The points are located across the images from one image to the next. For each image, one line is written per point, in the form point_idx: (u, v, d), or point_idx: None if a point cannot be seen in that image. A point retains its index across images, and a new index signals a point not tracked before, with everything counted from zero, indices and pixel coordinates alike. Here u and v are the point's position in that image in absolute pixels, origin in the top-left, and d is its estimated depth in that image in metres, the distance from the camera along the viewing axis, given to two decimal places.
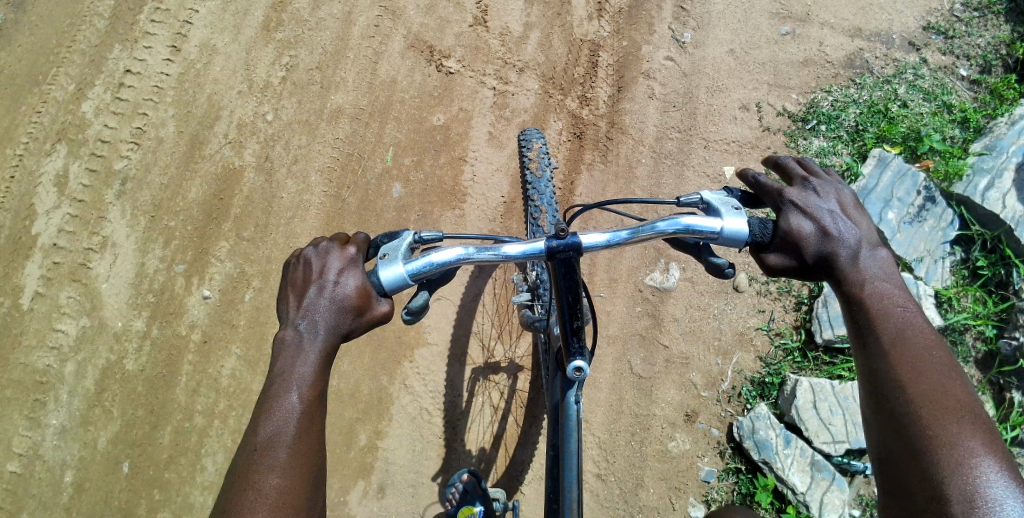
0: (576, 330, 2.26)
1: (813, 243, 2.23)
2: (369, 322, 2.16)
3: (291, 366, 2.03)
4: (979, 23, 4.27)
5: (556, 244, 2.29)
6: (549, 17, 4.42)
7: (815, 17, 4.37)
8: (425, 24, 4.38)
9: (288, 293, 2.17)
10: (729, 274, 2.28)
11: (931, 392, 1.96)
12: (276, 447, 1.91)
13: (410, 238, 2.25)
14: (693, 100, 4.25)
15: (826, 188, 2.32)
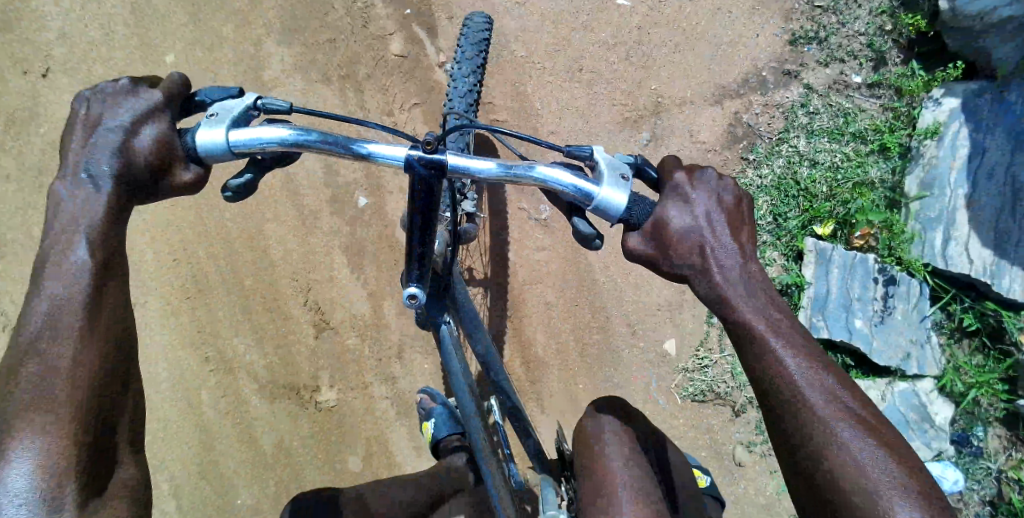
0: (421, 255, 1.86)
1: (690, 249, 1.72)
2: (170, 191, 1.77)
3: (74, 229, 1.67)
4: (848, 3, 3.45)
5: (420, 157, 1.73)
6: (387, 276, 3.70)
7: (667, 99, 3.52)
8: (269, 364, 3.66)
9: (68, 130, 1.72)
10: (597, 245, 1.71)
11: (875, 465, 1.62)
12: (63, 308, 1.62)
13: (250, 99, 1.80)
14: (593, 285, 3.49)
15: (721, 181, 1.77)
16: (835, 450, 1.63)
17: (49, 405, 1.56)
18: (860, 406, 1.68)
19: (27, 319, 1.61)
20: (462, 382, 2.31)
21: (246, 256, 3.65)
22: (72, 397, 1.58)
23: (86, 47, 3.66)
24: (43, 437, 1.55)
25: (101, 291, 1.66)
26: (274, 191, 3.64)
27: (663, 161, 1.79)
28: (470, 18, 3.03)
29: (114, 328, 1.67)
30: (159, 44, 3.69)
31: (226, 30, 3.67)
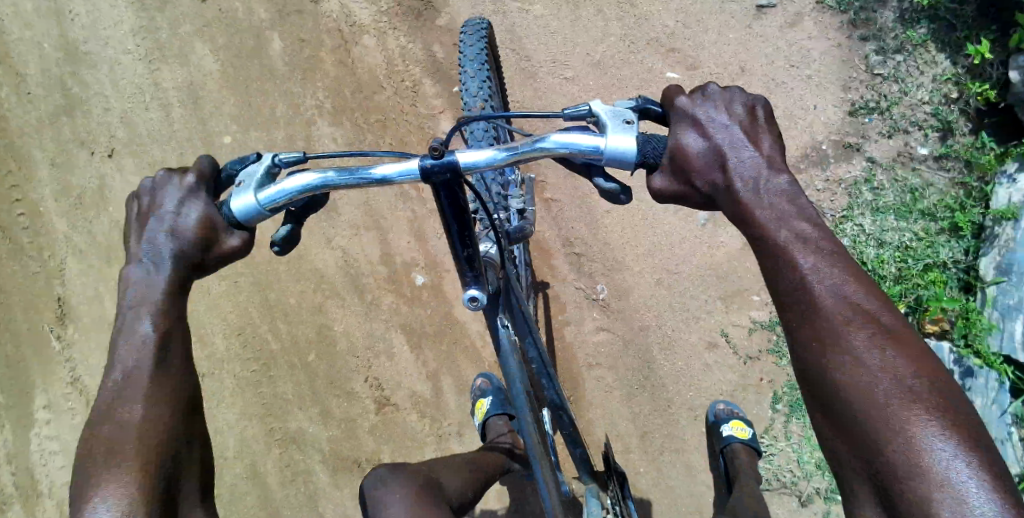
0: (470, 259, 1.87)
1: (708, 170, 1.65)
2: (218, 258, 1.80)
3: (141, 312, 1.75)
4: (910, 70, 3.31)
5: (432, 164, 1.67)
6: (446, 354, 3.74)
7: None
8: (332, 437, 3.76)
9: (130, 226, 1.85)
10: (625, 200, 1.65)
11: (896, 379, 1.47)
12: (132, 376, 1.71)
13: (268, 159, 1.76)
14: (652, 367, 3.47)
15: (733, 93, 1.71)
16: (853, 364, 1.50)
17: (118, 466, 1.63)
18: (891, 319, 1.54)
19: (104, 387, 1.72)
20: (518, 381, 2.26)
21: (308, 335, 3.82)
22: (142, 460, 1.64)
23: (148, 133, 3.81)
24: (115, 495, 1.60)
25: (165, 359, 1.75)
26: (335, 274, 3.82)
27: (671, 89, 1.76)
28: (470, 21, 3.02)
29: (177, 398, 1.74)
30: (212, 128, 3.75)
31: (277, 112, 3.70)
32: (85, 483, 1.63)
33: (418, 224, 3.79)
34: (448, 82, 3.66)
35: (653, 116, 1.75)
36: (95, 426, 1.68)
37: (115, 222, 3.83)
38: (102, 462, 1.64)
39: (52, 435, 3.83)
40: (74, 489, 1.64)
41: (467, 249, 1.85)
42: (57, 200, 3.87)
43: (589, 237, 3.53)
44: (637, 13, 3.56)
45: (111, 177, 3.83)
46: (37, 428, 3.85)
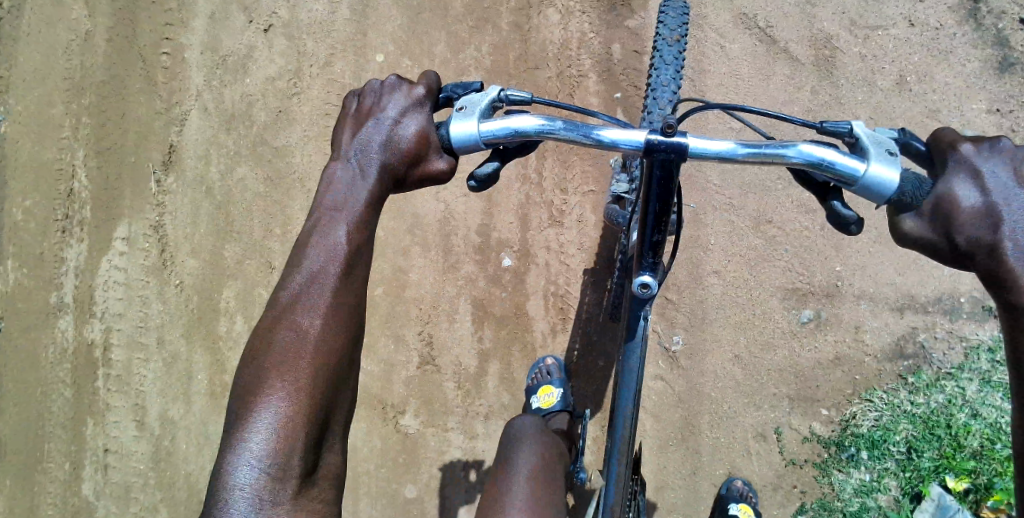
0: (654, 245, 2.09)
1: (976, 225, 1.71)
2: (422, 176, 1.98)
3: (337, 216, 1.93)
4: None
5: (658, 141, 1.84)
6: (503, 340, 3.75)
7: (847, 286, 3.32)
8: (370, 373, 3.85)
9: (344, 121, 2.02)
10: (852, 232, 1.74)
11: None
12: (319, 285, 1.88)
13: (495, 93, 1.93)
14: (695, 434, 3.41)
15: (1021, 152, 1.75)
16: None
17: (294, 370, 1.80)
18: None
19: (286, 289, 1.89)
20: (632, 375, 2.34)
21: (383, 271, 3.86)
22: (314, 369, 1.81)
23: (309, 24, 3.91)
24: (285, 397, 1.77)
25: (348, 278, 1.91)
26: (429, 223, 3.82)
27: (946, 132, 1.81)
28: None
29: (352, 319, 1.90)
30: (370, 41, 3.82)
31: (437, 49, 3.72)
32: (253, 379, 1.81)
33: (525, 208, 3.75)
34: (612, 86, 3.56)
35: (912, 153, 1.82)
36: (273, 326, 1.86)
37: (248, 95, 3.94)
38: (269, 364, 1.82)
39: (121, 267, 3.84)
40: (244, 376, 1.83)
41: (656, 235, 2.08)
42: (202, 53, 3.97)
43: (686, 286, 3.45)
44: (834, 93, 3.39)
45: (259, 49, 3.94)
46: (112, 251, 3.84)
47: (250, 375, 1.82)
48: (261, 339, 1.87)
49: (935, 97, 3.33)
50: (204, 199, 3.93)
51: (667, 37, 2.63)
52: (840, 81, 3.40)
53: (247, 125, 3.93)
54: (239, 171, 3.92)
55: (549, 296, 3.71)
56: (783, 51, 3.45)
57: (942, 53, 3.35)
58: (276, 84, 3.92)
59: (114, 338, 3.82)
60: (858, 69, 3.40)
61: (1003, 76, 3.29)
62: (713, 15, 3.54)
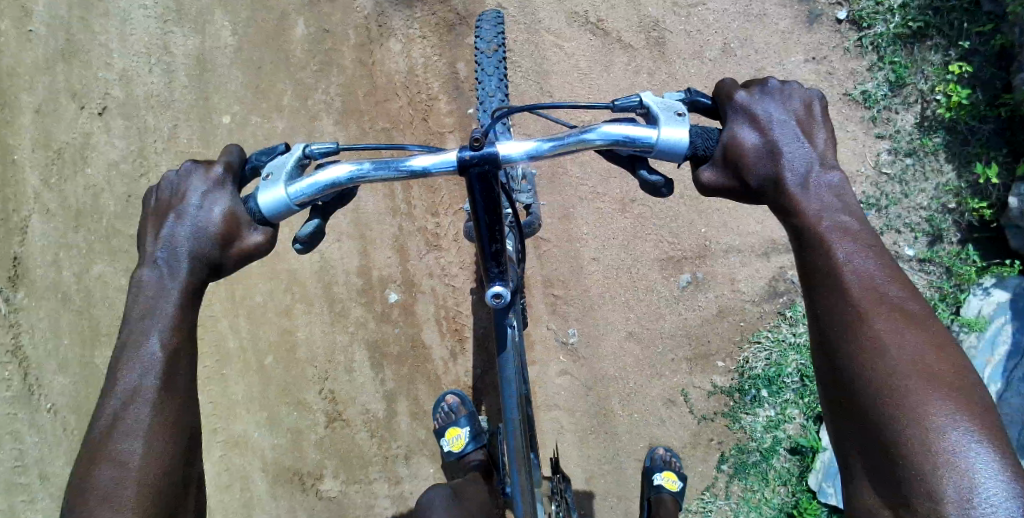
0: (496, 253, 2.05)
1: (761, 162, 1.89)
2: (240, 255, 1.99)
3: (150, 321, 1.89)
4: (915, 175, 3.45)
5: (470, 156, 1.91)
6: (407, 376, 3.72)
7: (715, 244, 3.51)
8: (278, 446, 3.73)
9: (147, 221, 2.01)
10: (665, 193, 1.90)
11: (908, 352, 1.67)
12: (136, 404, 1.79)
13: (298, 152, 1.95)
14: (610, 417, 3.48)
15: (790, 90, 1.95)
16: (872, 343, 1.69)
17: (124, 504, 1.70)
18: (908, 302, 1.74)
19: (101, 417, 1.79)
20: (512, 382, 2.31)
21: (270, 337, 3.75)
22: (140, 499, 1.72)
23: (146, 98, 3.79)
24: None
25: (169, 386, 1.84)
26: (308, 277, 3.76)
27: (727, 83, 2.00)
28: (482, 15, 3.08)
29: (179, 429, 1.82)
30: (214, 105, 3.77)
31: (284, 101, 3.73)
32: None
33: (402, 240, 3.75)
34: (464, 103, 3.71)
35: (703, 108, 2.00)
36: (90, 463, 1.75)
37: (93, 185, 3.74)
38: (95, 504, 1.70)
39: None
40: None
41: (495, 244, 2.05)
42: (34, 150, 3.73)
43: (569, 278, 3.56)
44: (669, 71, 3.67)
45: (97, 134, 3.76)
46: None
47: None
48: (76, 484, 1.74)
49: (758, 57, 3.66)
50: (63, 306, 3.69)
51: (486, 48, 2.96)
52: (672, 57, 3.68)
53: (97, 218, 3.73)
54: (95, 269, 3.71)
55: (441, 322, 3.71)
56: (617, 41, 3.71)
57: (756, 16, 3.68)
58: (121, 168, 3.75)
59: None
60: (687, 45, 3.68)
61: (813, 27, 3.64)
62: (548, 19, 3.75)
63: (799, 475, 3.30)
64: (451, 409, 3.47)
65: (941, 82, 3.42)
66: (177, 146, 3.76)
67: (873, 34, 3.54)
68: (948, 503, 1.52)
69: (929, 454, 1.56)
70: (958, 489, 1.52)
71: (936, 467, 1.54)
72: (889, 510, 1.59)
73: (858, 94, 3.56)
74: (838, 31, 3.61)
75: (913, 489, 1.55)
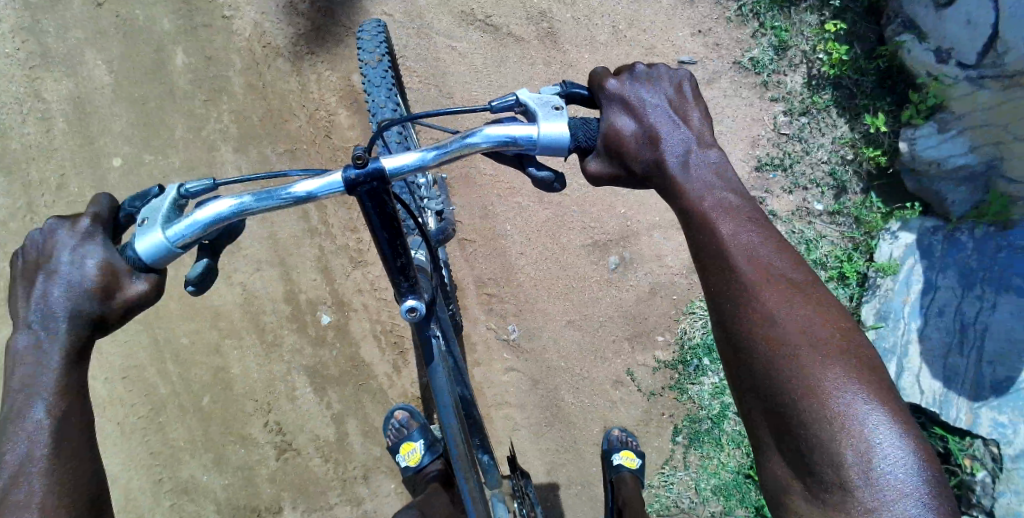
0: (403, 268, 1.86)
1: (641, 149, 1.80)
2: (125, 309, 1.69)
3: (30, 392, 1.63)
4: (812, 132, 3.57)
5: (355, 175, 1.68)
6: (352, 396, 3.64)
7: (638, 223, 3.56)
8: (229, 486, 3.61)
9: (16, 285, 1.73)
10: (557, 188, 1.75)
11: (797, 320, 1.59)
12: (20, 484, 1.57)
13: (173, 192, 1.68)
14: (562, 407, 3.52)
15: (659, 72, 1.88)
16: (764, 313, 1.61)
17: None
18: (792, 270, 1.67)
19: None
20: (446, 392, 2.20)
21: (203, 378, 3.61)
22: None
23: (24, 148, 3.52)
24: None
25: (59, 459, 1.61)
26: (233, 311, 3.62)
27: (598, 72, 1.89)
28: (364, 25, 3.12)
29: (75, 508, 1.60)
30: (100, 148, 3.52)
31: (176, 134, 3.53)
32: None
33: (325, 259, 3.65)
34: (366, 114, 3.60)
35: (579, 99, 1.86)
36: None
37: None
38: None
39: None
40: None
41: (400, 259, 1.85)
42: None
43: (501, 277, 3.54)
44: (564, 59, 3.64)
45: None
46: None
47: None
48: None
49: (647, 36, 3.68)
50: None
51: (370, 60, 2.97)
52: (566, 45, 3.66)
53: None
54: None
55: (379, 336, 3.65)
56: (508, 35, 3.66)
57: None
58: (10, 228, 3.47)
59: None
60: (576, 32, 3.67)
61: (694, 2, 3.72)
62: (435, 21, 3.68)
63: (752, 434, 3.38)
64: (402, 425, 3.43)
65: (820, 42, 3.58)
66: (65, 194, 3.49)
67: (750, 3, 3.67)
68: (853, 476, 1.44)
69: (825, 422, 1.48)
70: (857, 455, 1.45)
71: (837, 439, 1.47)
72: (795, 484, 1.51)
73: (747, 61, 3.66)
74: (718, 3, 3.71)
75: (816, 461, 1.48)
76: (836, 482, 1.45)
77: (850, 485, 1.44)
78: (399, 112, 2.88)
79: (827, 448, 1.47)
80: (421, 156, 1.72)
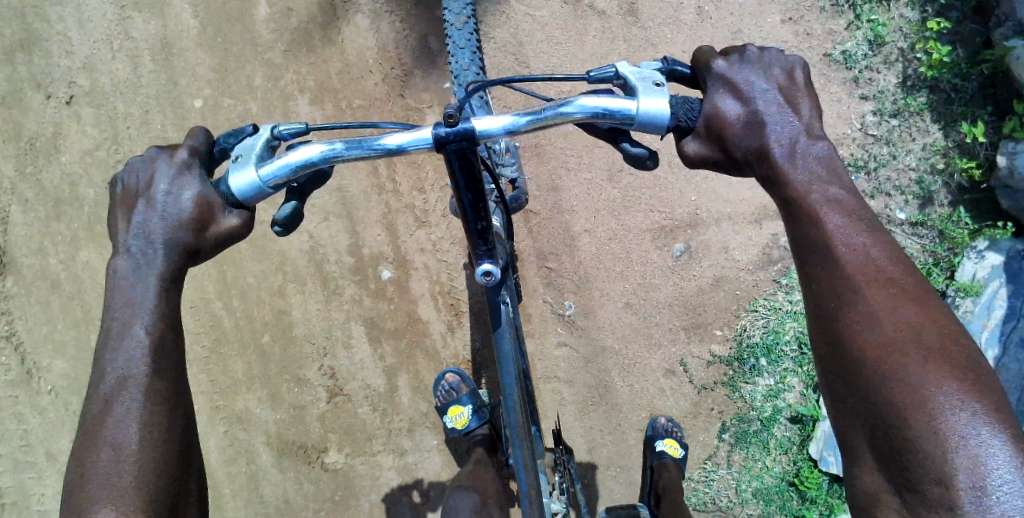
0: (481, 231, 1.95)
1: (746, 135, 1.77)
2: (215, 239, 1.86)
3: (131, 311, 1.79)
4: (903, 135, 3.37)
5: (445, 133, 1.77)
6: (405, 351, 3.71)
7: (707, 213, 3.46)
8: (280, 421, 3.77)
9: (116, 211, 1.90)
10: (651, 166, 1.78)
11: (906, 329, 1.60)
12: (125, 390, 1.74)
13: (266, 133, 1.84)
14: (609, 390, 3.52)
15: (770, 57, 1.82)
16: (864, 317, 1.63)
17: (120, 489, 1.66)
18: (902, 277, 1.67)
19: (93, 402, 1.75)
20: (510, 361, 2.23)
21: (265, 317, 3.73)
22: (137, 485, 1.68)
23: (112, 82, 3.65)
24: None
25: (158, 373, 1.78)
26: (298, 257, 3.71)
27: (704, 50, 1.86)
28: None
29: (173, 415, 1.78)
30: (183, 88, 3.61)
31: (255, 81, 3.57)
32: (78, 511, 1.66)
33: (390, 216, 3.68)
34: (442, 75, 3.55)
35: (683, 78, 1.85)
36: (86, 449, 1.71)
37: (68, 174, 3.67)
38: (95, 490, 1.67)
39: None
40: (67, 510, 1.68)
41: (481, 221, 1.95)
42: (5, 144, 3.67)
43: (562, 253, 3.51)
44: (646, 37, 3.51)
45: (67, 123, 3.66)
46: None
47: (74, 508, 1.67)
48: (73, 471, 1.71)
49: (733, 21, 3.50)
50: (53, 293, 3.72)
51: (455, 20, 2.88)
52: (647, 24, 3.51)
53: (77, 207, 3.68)
54: (82, 256, 3.70)
55: (436, 296, 3.68)
56: (589, 9, 3.53)
57: None
58: (95, 156, 3.66)
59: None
60: (659, 10, 3.51)
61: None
62: None
63: (800, 444, 3.39)
64: (448, 385, 3.50)
65: (920, 40, 3.35)
66: (146, 131, 3.62)
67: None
68: (956, 485, 1.45)
69: (934, 436, 1.49)
70: (967, 472, 1.45)
71: (943, 446, 1.48)
72: (895, 495, 1.53)
73: (837, 54, 3.44)
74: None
75: (919, 471, 1.50)
76: (941, 498, 1.46)
77: (958, 502, 1.45)
78: (481, 77, 2.86)
79: (930, 455, 1.49)
80: (514, 120, 1.76)
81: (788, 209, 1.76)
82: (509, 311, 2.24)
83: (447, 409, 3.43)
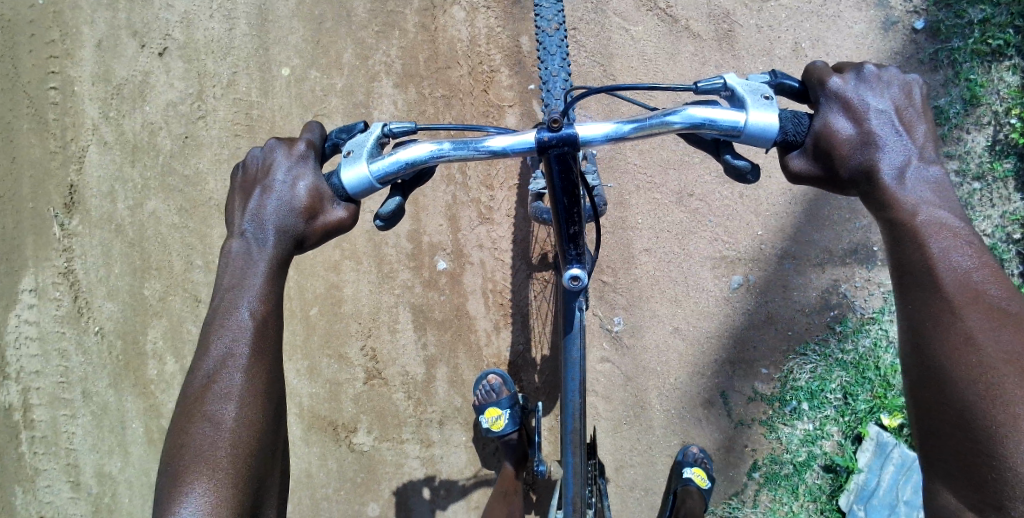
0: (573, 237, 1.94)
1: (857, 153, 1.77)
2: (324, 229, 1.93)
3: (239, 292, 1.87)
4: (982, 201, 3.34)
5: (548, 138, 1.82)
6: (447, 344, 3.73)
7: (771, 249, 3.43)
8: (315, 395, 3.81)
9: (234, 196, 1.98)
10: (751, 180, 1.78)
11: (1004, 352, 1.58)
12: (227, 370, 1.80)
13: (377, 131, 1.90)
14: (645, 409, 3.51)
15: (888, 76, 1.82)
16: (958, 339, 1.60)
17: (214, 462, 1.72)
18: (1007, 301, 1.63)
19: (195, 378, 1.81)
20: (576, 367, 2.24)
21: (316, 289, 3.79)
22: (231, 460, 1.74)
23: (206, 40, 3.75)
24: (205, 492, 1.69)
25: (258, 357, 1.84)
26: (358, 235, 3.75)
27: (818, 67, 1.87)
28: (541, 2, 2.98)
29: (267, 400, 1.83)
30: (274, 56, 3.71)
31: (344, 58, 3.65)
32: (174, 479, 1.72)
33: (454, 209, 3.71)
34: (527, 78, 3.57)
35: (789, 92, 1.88)
36: (184, 421, 1.77)
37: (149, 123, 3.77)
38: (189, 460, 1.73)
39: (31, 321, 3.87)
40: (164, 476, 1.74)
41: (572, 226, 1.94)
42: (95, 84, 3.79)
43: (619, 267, 3.51)
44: (736, 65, 3.52)
45: (156, 74, 3.76)
46: (20, 309, 3.87)
47: (170, 477, 1.73)
48: (170, 439, 1.78)
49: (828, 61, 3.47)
50: (115, 237, 3.81)
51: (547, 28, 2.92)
52: (741, 53, 3.52)
53: (152, 156, 3.77)
54: (149, 205, 3.78)
55: (487, 294, 3.69)
56: (685, 30, 3.55)
57: (829, 17, 3.49)
58: (178, 109, 3.75)
59: (32, 396, 3.90)
60: (755, 41, 3.52)
61: (888, 33, 3.44)
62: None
63: (830, 493, 3.34)
64: (490, 381, 3.48)
65: (1017, 106, 3.29)
66: (232, 92, 3.73)
67: (949, 48, 3.36)
68: None
69: None
70: None
71: None
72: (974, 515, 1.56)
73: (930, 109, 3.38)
74: (914, 41, 3.42)
75: (1007, 494, 1.51)
76: None
77: None
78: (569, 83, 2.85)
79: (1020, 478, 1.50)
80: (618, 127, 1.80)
81: (892, 226, 1.74)
82: (582, 316, 2.22)
83: (483, 409, 3.41)
